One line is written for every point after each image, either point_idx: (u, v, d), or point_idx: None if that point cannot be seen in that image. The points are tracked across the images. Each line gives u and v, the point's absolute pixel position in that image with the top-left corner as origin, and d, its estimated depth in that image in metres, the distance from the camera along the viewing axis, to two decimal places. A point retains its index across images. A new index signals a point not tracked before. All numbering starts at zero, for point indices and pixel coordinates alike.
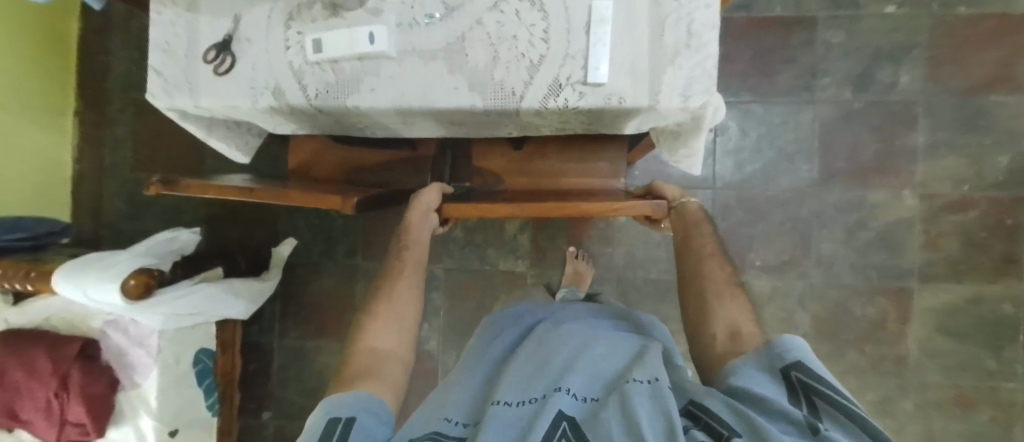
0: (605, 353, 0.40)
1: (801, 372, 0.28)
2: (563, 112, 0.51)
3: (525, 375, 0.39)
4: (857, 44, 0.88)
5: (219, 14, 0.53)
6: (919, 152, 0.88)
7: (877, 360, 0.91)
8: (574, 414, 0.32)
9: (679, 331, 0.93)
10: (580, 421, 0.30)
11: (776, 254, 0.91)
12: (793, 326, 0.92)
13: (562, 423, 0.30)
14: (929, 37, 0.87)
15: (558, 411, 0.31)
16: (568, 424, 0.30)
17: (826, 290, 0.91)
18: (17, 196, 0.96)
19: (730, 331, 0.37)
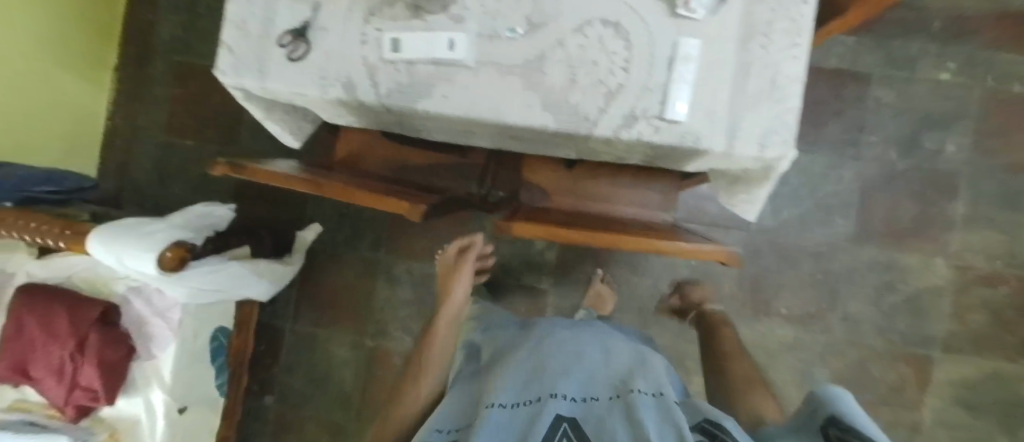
0: (606, 361, 0.40)
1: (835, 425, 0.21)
2: (631, 144, 0.50)
3: (525, 373, 0.39)
4: (907, 106, 0.87)
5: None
6: (956, 223, 0.87)
7: (892, 425, 0.89)
8: (575, 416, 0.32)
9: (695, 368, 0.92)
10: (581, 421, 0.31)
11: (802, 305, 0.90)
12: (811, 379, 0.90)
13: (562, 423, 0.31)
14: (979, 109, 0.86)
15: (557, 413, 0.31)
16: (569, 425, 0.31)
17: (848, 347, 0.90)
18: (39, 143, 0.93)
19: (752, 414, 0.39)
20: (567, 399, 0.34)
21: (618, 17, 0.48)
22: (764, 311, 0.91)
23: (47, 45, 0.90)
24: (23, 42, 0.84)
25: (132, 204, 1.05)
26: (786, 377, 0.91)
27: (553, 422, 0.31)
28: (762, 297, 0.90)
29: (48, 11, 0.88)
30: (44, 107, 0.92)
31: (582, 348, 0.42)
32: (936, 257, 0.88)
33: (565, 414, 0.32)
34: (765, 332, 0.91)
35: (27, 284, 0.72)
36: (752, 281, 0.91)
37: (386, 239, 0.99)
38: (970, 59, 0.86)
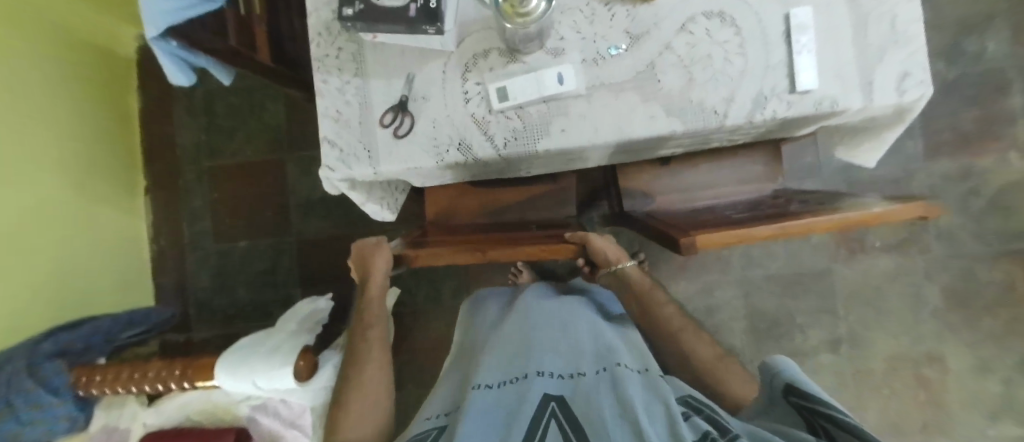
0: (585, 338, 0.53)
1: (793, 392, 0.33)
2: (760, 123, 0.49)
3: (515, 354, 0.53)
4: (939, 19, 0.88)
5: (390, 74, 0.50)
6: (1020, 114, 0.88)
7: (1013, 323, 0.89)
8: (561, 393, 0.45)
9: (808, 323, 0.92)
10: (565, 399, 0.44)
11: (893, 232, 0.91)
12: (922, 302, 0.91)
13: (551, 404, 0.43)
14: (1009, 2, 0.87)
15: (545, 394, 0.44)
16: (556, 403, 0.43)
17: (948, 261, 0.90)
18: (77, 224, 0.85)
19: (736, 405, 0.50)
20: (552, 376, 0.47)
21: (718, 8, 0.48)
22: (857, 249, 0.92)
23: (64, 111, 0.83)
24: (40, 135, 0.77)
25: (203, 321, 1.03)
26: (897, 305, 0.91)
27: (543, 404, 0.43)
28: (852, 235, 0.92)
29: (67, 137, 0.84)
30: (79, 203, 0.86)
31: (561, 327, 0.56)
32: (1011, 152, 0.88)
33: (551, 392, 0.45)
34: (864, 270, 0.92)
35: (148, 435, 0.70)
36: None
37: (467, 283, 0.98)
38: None
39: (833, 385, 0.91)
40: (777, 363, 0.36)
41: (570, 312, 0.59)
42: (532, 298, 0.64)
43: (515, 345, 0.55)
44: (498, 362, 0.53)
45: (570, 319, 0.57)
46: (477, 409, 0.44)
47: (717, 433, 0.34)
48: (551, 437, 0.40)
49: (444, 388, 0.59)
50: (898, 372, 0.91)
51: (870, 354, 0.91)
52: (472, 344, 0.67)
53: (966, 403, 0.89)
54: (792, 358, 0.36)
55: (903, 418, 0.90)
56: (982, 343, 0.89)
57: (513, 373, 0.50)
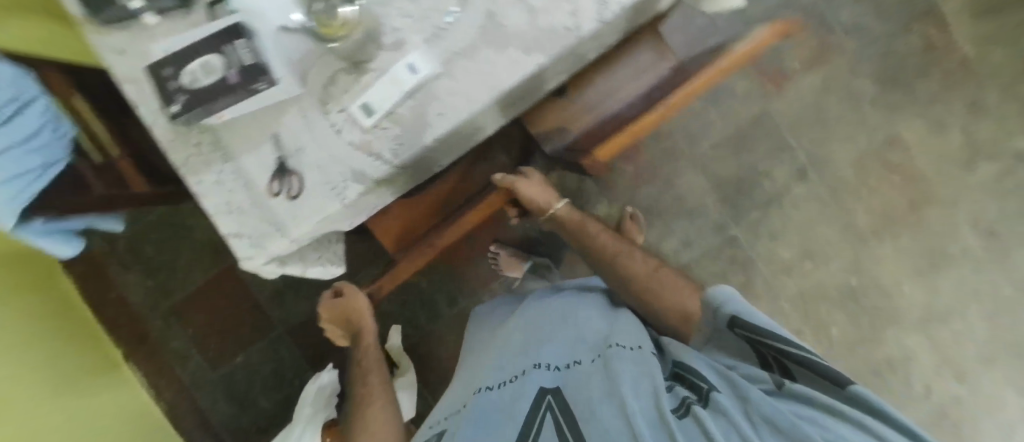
0: (581, 333, 0.59)
1: (743, 328, 0.45)
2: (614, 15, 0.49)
3: (513, 355, 0.58)
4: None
5: (257, 143, 0.49)
6: None
7: (947, 77, 0.92)
8: (555, 385, 0.50)
9: (773, 166, 0.93)
10: (560, 390, 0.48)
11: (807, 48, 0.92)
12: (862, 97, 0.92)
13: (547, 396, 0.48)
14: None
15: (542, 388, 0.49)
16: (552, 394, 0.48)
17: (867, 49, 0.92)
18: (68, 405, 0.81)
19: (681, 316, 0.60)
20: (549, 370, 0.53)
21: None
22: (784, 78, 0.93)
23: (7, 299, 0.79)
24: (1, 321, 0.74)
25: None
26: (842, 111, 0.93)
27: (540, 397, 0.48)
28: (774, 69, 0.93)
29: (21, 324, 0.79)
30: (59, 385, 0.82)
31: (563, 325, 0.61)
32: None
33: (547, 385, 0.50)
34: (798, 95, 0.93)
35: None
36: (756, 63, 0.93)
37: (457, 288, 0.99)
38: None
39: (817, 209, 0.93)
40: (721, 296, 0.48)
41: (567, 311, 0.64)
42: (530, 306, 0.70)
43: (514, 348, 0.60)
44: (498, 366, 0.58)
45: (568, 315, 0.63)
46: (478, 411, 0.50)
47: (694, 395, 0.42)
48: (544, 425, 0.44)
49: (449, 391, 0.63)
50: (869, 170, 0.93)
51: (837, 166, 0.93)
52: (477, 351, 0.72)
53: (939, 165, 0.92)
54: (731, 288, 0.48)
55: (891, 207, 0.92)
56: (930, 106, 0.92)
57: (510, 371, 0.55)
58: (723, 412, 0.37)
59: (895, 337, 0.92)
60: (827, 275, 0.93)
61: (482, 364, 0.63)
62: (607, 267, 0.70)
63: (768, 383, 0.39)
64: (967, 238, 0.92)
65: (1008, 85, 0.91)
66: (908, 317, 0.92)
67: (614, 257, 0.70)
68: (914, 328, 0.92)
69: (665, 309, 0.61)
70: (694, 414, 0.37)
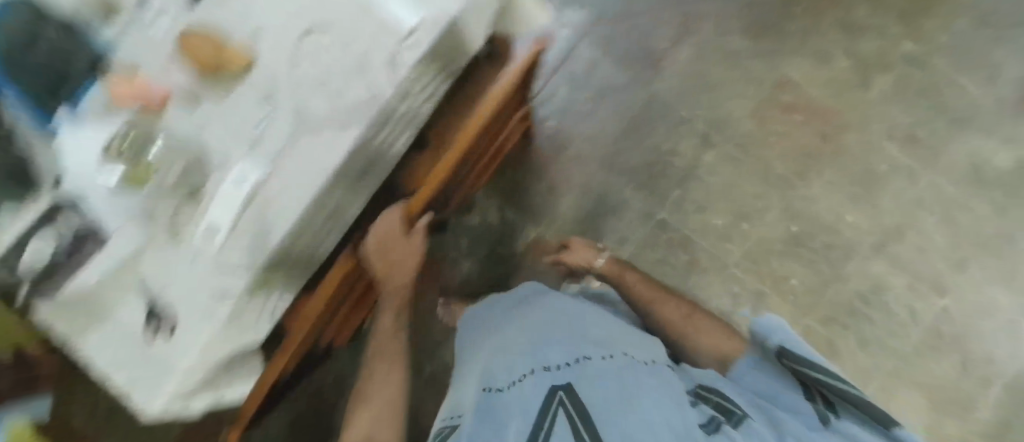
0: (589, 329, 0.53)
1: (789, 358, 0.42)
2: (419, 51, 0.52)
3: (514, 354, 0.52)
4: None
5: (104, 319, 0.48)
6: None
7: (812, 11, 0.93)
8: (566, 380, 0.44)
9: (678, 143, 0.94)
10: (572, 385, 0.43)
11: (671, 27, 0.95)
12: (739, 54, 0.94)
13: (559, 393, 0.42)
14: None
15: (554, 384, 0.44)
16: (565, 391, 0.42)
17: (727, 10, 0.95)
18: None
19: (717, 360, 0.54)
20: (558, 368, 0.46)
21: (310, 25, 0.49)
22: (660, 59, 0.95)
23: None
24: None
25: None
26: (725, 71, 0.94)
27: (551, 395, 0.42)
28: (648, 54, 0.95)
29: None
30: None
31: (569, 323, 0.56)
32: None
33: (557, 382, 0.44)
34: (679, 70, 0.95)
35: None
36: (629, 54, 0.96)
37: None
38: None
39: (735, 170, 0.93)
40: (768, 327, 0.46)
41: (572, 310, 0.59)
42: (524, 309, 0.65)
43: (517, 346, 0.53)
44: (499, 364, 0.51)
45: (574, 315, 0.57)
46: (477, 413, 0.44)
47: (723, 416, 0.38)
48: (555, 422, 0.39)
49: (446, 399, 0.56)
50: (771, 117, 0.93)
51: (739, 124, 0.93)
52: (466, 351, 0.65)
53: (836, 91, 0.92)
54: (778, 318, 0.46)
55: (805, 145, 0.92)
56: (807, 41, 0.93)
57: (516, 371, 0.49)
58: (757, 437, 0.35)
59: (856, 270, 0.89)
60: (766, 229, 0.91)
61: (475, 368, 0.56)
62: (644, 310, 0.66)
63: (811, 417, 0.38)
64: (889, 153, 0.90)
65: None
66: (861, 246, 0.89)
67: (650, 302, 0.66)
68: (872, 255, 0.89)
69: (699, 353, 0.57)
70: (728, 434, 0.35)
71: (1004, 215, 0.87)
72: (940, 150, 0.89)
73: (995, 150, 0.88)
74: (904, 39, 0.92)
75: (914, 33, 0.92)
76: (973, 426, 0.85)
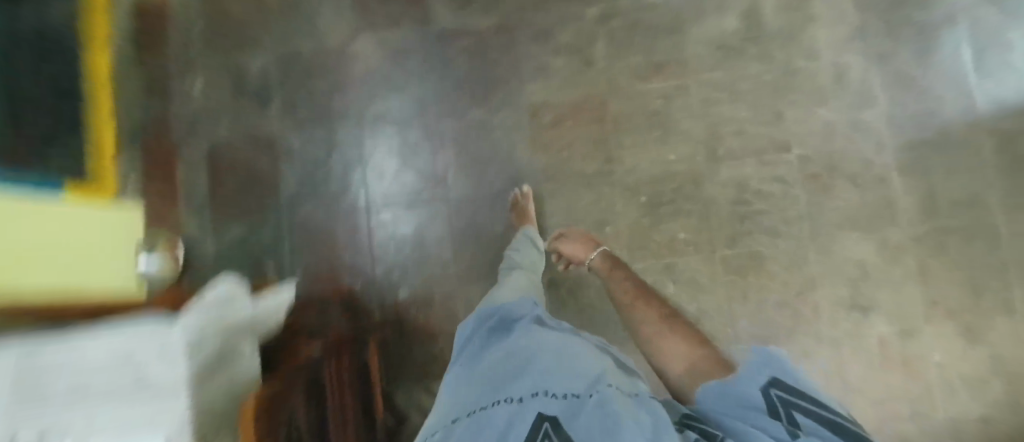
0: (584, 355, 0.43)
1: (777, 388, 0.32)
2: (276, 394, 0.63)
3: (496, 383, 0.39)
4: (216, 105, 0.97)
5: None
6: (315, 46, 0.96)
7: (504, 41, 0.95)
8: (555, 411, 0.32)
9: (505, 220, 0.95)
10: (560, 417, 0.31)
11: (419, 145, 0.96)
12: (484, 119, 0.96)
13: (543, 425, 0.31)
14: (214, 55, 0.97)
15: (537, 414, 0.32)
16: (551, 423, 0.31)
17: (445, 97, 0.96)
18: None
19: (685, 366, 0.48)
20: (551, 392, 0.35)
21: None
22: (434, 174, 0.96)
23: None
24: None
25: None
26: (487, 139, 0.96)
27: (534, 426, 0.31)
28: (422, 179, 0.96)
29: None
30: None
31: (566, 350, 0.44)
32: (340, 41, 0.96)
33: (546, 410, 0.32)
34: (454, 169, 0.96)
35: None
36: (410, 191, 0.97)
37: None
38: (177, 75, 0.98)
39: (562, 200, 0.94)
40: (771, 354, 0.35)
41: (570, 337, 0.48)
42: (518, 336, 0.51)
43: (508, 364, 0.42)
44: (493, 381, 0.40)
45: (570, 345, 0.46)
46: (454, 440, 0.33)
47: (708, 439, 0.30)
48: None
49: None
50: (550, 141, 0.95)
51: (533, 166, 0.95)
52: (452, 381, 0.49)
53: (576, 82, 0.94)
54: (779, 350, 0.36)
55: (591, 137, 0.94)
56: (522, 66, 0.95)
57: (507, 390, 0.37)
58: None
59: (713, 190, 0.91)
60: (626, 220, 0.92)
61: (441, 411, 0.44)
62: (628, 312, 0.69)
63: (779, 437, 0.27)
64: (653, 89, 0.93)
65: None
66: (699, 170, 0.91)
67: (633, 303, 0.69)
68: (713, 169, 0.91)
69: (668, 353, 0.53)
70: None
71: (771, 60, 0.91)
72: (684, 55, 0.92)
73: (719, 20, 0.92)
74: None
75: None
76: (907, 226, 0.86)
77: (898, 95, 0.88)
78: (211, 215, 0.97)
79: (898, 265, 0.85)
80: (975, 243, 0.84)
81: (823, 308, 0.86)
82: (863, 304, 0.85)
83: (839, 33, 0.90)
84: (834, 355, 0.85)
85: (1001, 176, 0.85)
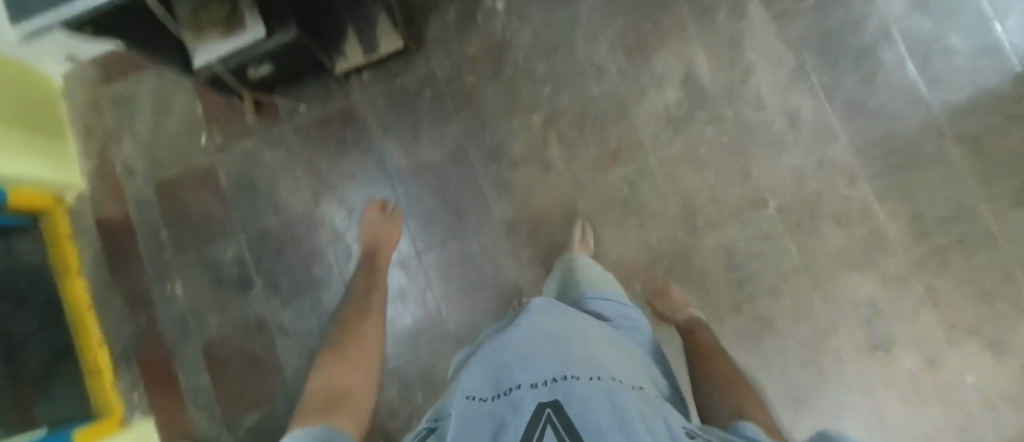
0: (582, 347, 0.36)
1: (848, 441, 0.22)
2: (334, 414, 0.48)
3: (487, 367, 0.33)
4: (199, 301, 0.97)
5: None
6: (280, 222, 0.96)
7: (462, 168, 0.96)
8: (555, 396, 0.23)
9: None
10: (560, 401, 0.21)
11: (407, 288, 0.97)
12: (463, 246, 0.96)
13: (545, 410, 0.21)
14: (186, 256, 0.97)
15: (535, 404, 0.22)
16: (554, 408, 0.21)
17: (420, 235, 0.97)
18: None
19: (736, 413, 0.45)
20: (550, 381, 0.25)
21: None
22: (428, 312, 0.96)
23: None
24: None
25: None
26: (472, 266, 0.95)
27: (533, 415, 0.21)
28: (418, 320, 0.96)
29: None
30: None
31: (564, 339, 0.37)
32: (303, 208, 0.96)
33: (542, 397, 0.23)
34: (447, 303, 0.96)
35: None
36: (409, 335, 0.96)
37: None
38: (155, 283, 0.98)
39: None
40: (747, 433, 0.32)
41: (575, 331, 0.41)
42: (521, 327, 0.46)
43: (500, 358, 0.33)
44: (480, 378, 0.30)
45: (569, 336, 0.39)
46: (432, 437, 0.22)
47: None
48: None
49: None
50: (532, 252, 0.94)
51: (523, 280, 0.94)
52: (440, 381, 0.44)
53: (540, 187, 0.94)
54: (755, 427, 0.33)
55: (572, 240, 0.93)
56: (485, 187, 0.96)
57: (502, 382, 0.28)
58: None
59: (706, 262, 0.90)
60: None
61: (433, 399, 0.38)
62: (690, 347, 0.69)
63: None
64: (616, 177, 0.93)
65: (480, 116, 0.95)
66: (686, 245, 0.90)
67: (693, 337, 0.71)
68: (698, 241, 0.90)
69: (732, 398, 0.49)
70: None
71: (724, 122, 0.90)
72: (637, 136, 0.92)
73: (661, 94, 0.92)
74: (527, 108, 0.94)
75: (528, 96, 0.94)
76: (901, 252, 0.85)
77: (856, 125, 0.88)
78: (220, 412, 0.96)
79: (904, 293, 0.85)
80: (974, 254, 0.84)
81: (845, 355, 0.85)
82: (883, 341, 0.84)
83: (781, 77, 0.90)
84: (870, 400, 0.83)
85: (977, 181, 0.85)
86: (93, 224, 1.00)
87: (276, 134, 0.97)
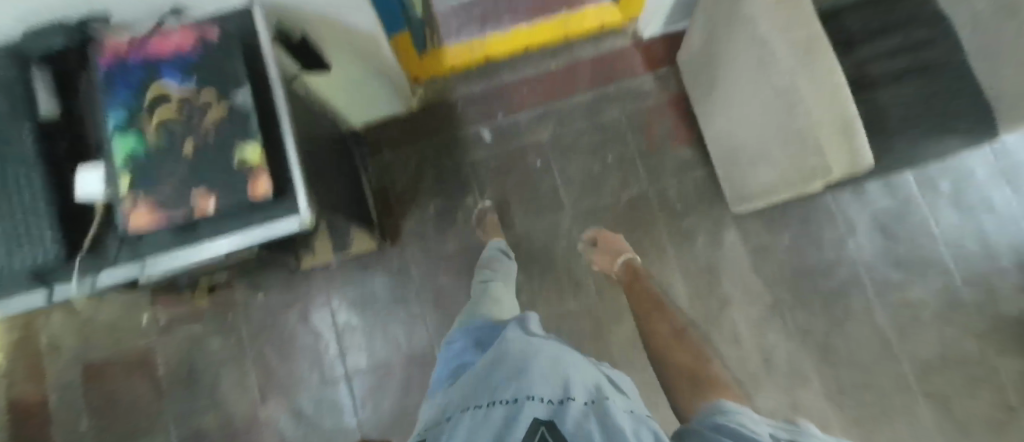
0: (569, 361, 0.49)
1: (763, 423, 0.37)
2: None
3: (489, 380, 0.45)
4: None
5: None
6: (221, 420, 0.88)
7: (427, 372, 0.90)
8: (550, 416, 0.36)
9: None
10: (551, 420, 0.35)
11: None
12: None
13: (540, 428, 0.34)
14: None
15: (533, 420, 0.35)
16: (546, 426, 0.34)
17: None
18: None
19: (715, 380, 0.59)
20: (546, 401, 0.38)
21: None
22: None
23: None
24: None
25: None
26: None
27: (531, 427, 0.34)
28: None
29: None
30: None
31: (549, 352, 0.49)
32: (247, 405, 0.88)
33: (540, 416, 0.36)
34: None
35: None
36: None
37: None
38: None
39: None
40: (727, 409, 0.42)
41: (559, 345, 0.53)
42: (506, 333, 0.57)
43: (501, 375, 0.44)
44: (482, 388, 0.43)
45: (558, 353, 0.50)
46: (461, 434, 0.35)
47: None
48: None
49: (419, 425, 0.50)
50: None
51: None
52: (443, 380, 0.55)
53: None
54: (734, 402, 0.44)
55: None
56: None
57: (504, 393, 0.40)
58: None
59: None
60: None
61: (441, 398, 0.49)
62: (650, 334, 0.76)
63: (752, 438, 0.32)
64: None
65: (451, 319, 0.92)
66: None
67: (654, 316, 0.78)
68: None
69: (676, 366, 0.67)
70: None
71: None
72: (610, 359, 0.89)
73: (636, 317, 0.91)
74: None
75: None
76: None
77: (827, 372, 0.88)
78: None
79: None
80: None
81: None
82: None
83: (755, 313, 0.89)
84: None
85: None
86: (3, 408, 0.88)
87: (230, 320, 0.90)
